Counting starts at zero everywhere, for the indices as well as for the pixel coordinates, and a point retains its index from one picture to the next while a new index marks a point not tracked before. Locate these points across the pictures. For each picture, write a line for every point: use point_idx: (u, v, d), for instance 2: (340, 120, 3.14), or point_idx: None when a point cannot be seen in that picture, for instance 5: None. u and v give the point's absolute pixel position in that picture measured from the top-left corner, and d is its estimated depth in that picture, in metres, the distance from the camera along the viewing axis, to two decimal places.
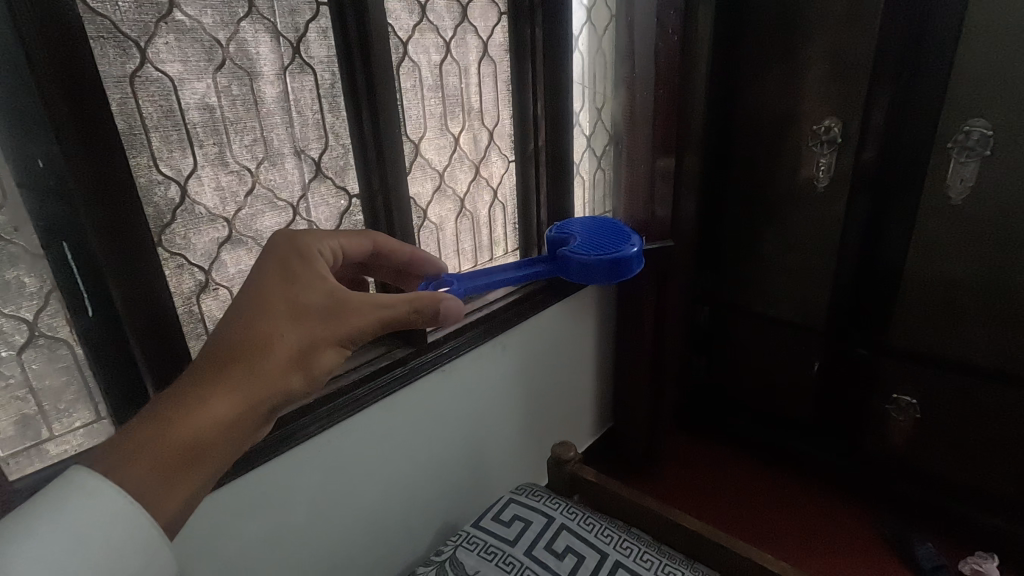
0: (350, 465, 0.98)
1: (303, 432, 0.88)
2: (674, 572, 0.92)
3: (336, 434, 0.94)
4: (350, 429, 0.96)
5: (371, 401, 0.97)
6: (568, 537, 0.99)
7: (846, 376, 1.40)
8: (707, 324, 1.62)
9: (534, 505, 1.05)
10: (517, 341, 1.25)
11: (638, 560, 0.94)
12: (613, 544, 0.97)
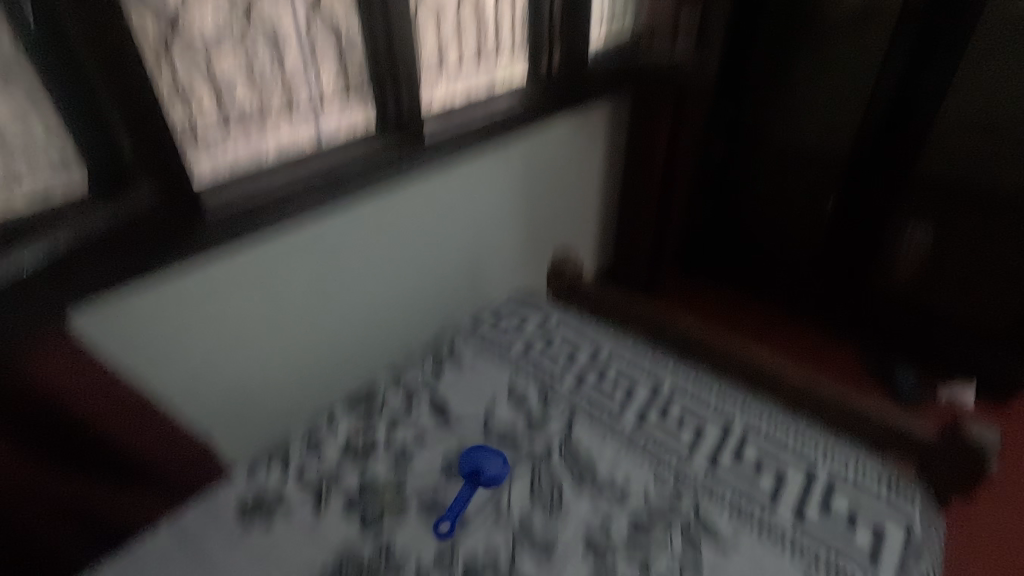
0: (344, 255, 0.95)
1: (297, 209, 0.84)
2: (667, 367, 0.95)
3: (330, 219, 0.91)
4: (345, 215, 0.92)
5: (369, 190, 0.92)
6: (566, 336, 1.00)
7: (863, 211, 1.36)
8: (723, 160, 1.53)
9: (532, 309, 1.06)
10: (523, 151, 1.19)
11: (634, 357, 0.96)
12: (609, 343, 0.99)
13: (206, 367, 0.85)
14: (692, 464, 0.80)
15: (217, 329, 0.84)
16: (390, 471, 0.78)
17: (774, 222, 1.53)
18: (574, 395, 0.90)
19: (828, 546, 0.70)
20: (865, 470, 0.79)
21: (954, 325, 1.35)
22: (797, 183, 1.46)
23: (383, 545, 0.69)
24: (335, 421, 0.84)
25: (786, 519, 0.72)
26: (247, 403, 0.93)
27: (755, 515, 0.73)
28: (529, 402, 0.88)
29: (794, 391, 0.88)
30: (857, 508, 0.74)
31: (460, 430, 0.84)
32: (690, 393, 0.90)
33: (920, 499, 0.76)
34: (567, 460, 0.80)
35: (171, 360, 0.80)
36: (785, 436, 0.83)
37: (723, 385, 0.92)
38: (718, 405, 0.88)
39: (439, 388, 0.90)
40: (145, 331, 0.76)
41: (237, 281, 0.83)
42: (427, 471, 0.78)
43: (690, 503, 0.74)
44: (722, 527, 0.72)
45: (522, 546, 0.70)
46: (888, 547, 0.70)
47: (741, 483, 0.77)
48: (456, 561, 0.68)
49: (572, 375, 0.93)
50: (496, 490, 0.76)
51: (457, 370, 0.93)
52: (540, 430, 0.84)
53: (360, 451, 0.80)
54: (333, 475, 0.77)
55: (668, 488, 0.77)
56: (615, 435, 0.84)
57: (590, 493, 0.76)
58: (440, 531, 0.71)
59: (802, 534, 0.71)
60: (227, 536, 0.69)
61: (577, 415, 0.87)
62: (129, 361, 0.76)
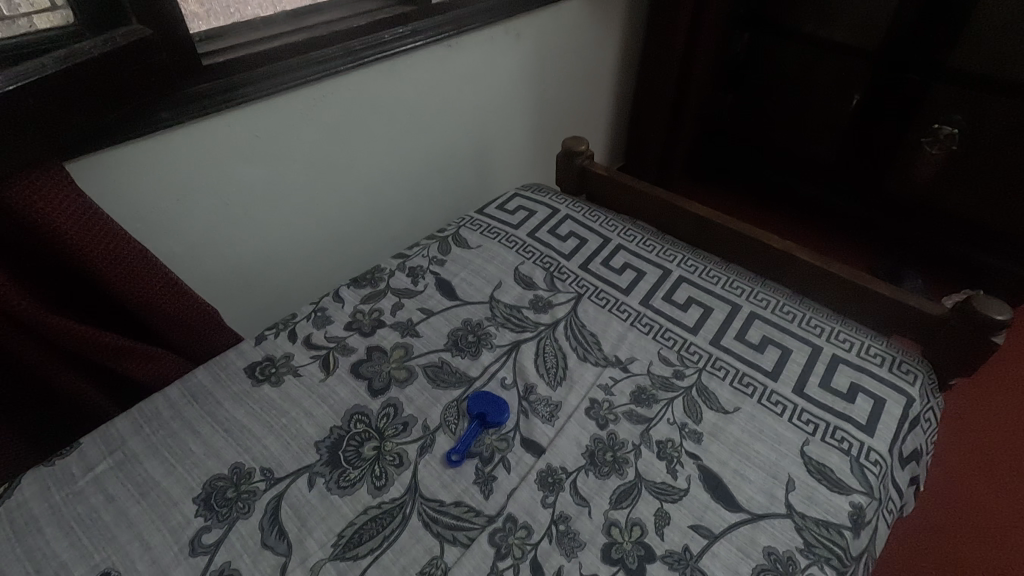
0: (345, 131, 0.94)
1: (293, 76, 0.80)
2: (675, 255, 0.92)
3: (329, 89, 0.87)
4: (344, 86, 0.89)
5: (369, 60, 0.88)
6: (572, 224, 0.97)
7: (885, 111, 1.34)
8: (744, 57, 1.52)
9: (539, 199, 1.02)
10: (530, 34, 1.15)
11: (641, 245, 0.94)
12: (616, 232, 0.96)
13: (213, 235, 0.87)
14: (695, 340, 0.78)
15: (220, 198, 0.84)
16: (396, 339, 0.78)
17: (793, 127, 1.54)
18: (579, 278, 0.88)
19: (828, 415, 0.69)
20: (870, 349, 0.77)
21: (953, 228, 1.39)
22: (818, 81, 1.43)
23: (391, 404, 0.70)
24: (340, 294, 0.85)
25: (787, 392, 0.72)
26: (252, 271, 0.97)
27: (756, 387, 0.72)
28: (534, 284, 0.86)
29: (806, 276, 0.85)
30: (860, 382, 0.73)
31: (466, 304, 0.83)
32: (696, 278, 0.88)
33: (922, 377, 0.75)
34: (572, 336, 0.79)
35: (175, 225, 0.81)
36: (792, 318, 0.81)
37: (731, 271, 0.90)
38: (725, 289, 0.86)
39: (445, 266, 0.90)
40: (149, 191, 0.76)
41: (238, 151, 0.82)
42: (433, 340, 0.78)
43: (692, 376, 0.73)
44: (723, 399, 0.71)
45: (531, 415, 0.69)
46: (887, 415, 0.69)
47: (744, 359, 0.76)
48: (462, 418, 0.69)
49: (578, 259, 0.91)
50: (505, 363, 0.75)
51: (462, 252, 0.92)
52: (545, 309, 0.82)
53: (366, 320, 0.80)
54: (340, 341, 0.77)
55: (670, 362, 0.75)
56: (618, 315, 0.82)
57: (595, 363, 0.75)
58: (453, 461, 0.64)
59: (803, 405, 0.70)
60: (237, 390, 0.71)
61: (582, 296, 0.85)
62: (134, 223, 0.77)
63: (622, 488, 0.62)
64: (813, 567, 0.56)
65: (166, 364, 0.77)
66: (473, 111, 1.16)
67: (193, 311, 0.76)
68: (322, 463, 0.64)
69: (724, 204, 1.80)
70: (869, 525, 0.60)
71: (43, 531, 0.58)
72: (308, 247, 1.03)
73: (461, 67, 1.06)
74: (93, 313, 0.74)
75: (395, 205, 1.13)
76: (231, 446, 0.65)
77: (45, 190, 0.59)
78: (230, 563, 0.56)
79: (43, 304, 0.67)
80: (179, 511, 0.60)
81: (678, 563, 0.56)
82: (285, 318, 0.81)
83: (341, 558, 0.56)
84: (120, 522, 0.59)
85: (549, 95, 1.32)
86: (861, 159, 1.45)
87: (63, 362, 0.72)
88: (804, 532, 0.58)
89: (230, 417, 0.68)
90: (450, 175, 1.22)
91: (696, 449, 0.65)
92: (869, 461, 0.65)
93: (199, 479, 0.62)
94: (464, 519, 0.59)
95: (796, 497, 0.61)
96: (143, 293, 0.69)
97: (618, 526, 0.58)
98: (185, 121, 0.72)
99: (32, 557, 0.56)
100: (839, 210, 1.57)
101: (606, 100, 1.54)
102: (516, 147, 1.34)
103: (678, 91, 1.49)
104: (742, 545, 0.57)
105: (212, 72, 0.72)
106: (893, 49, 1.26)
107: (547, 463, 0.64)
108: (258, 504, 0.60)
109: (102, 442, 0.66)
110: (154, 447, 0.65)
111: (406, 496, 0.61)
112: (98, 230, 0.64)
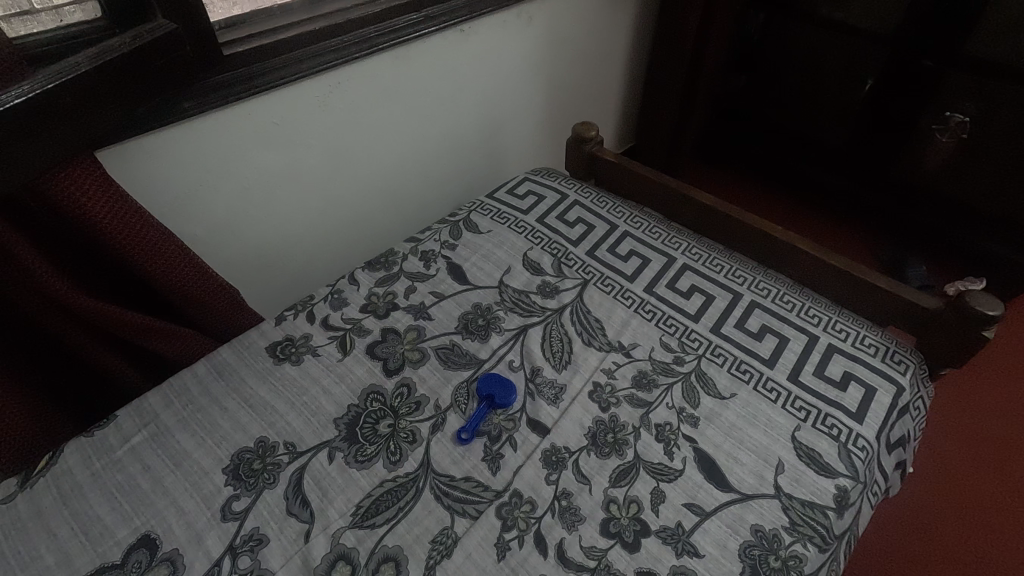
0: (360, 117, 0.96)
1: (308, 65, 0.81)
2: (680, 242, 0.94)
3: (344, 76, 0.88)
4: (358, 73, 0.90)
5: (384, 47, 0.89)
6: (581, 210, 0.99)
7: (899, 96, 1.33)
8: (758, 38, 1.51)
9: (548, 184, 1.05)
10: (543, 18, 1.15)
11: (647, 232, 0.96)
12: (623, 218, 0.98)
13: (232, 217, 0.90)
14: (696, 328, 0.81)
15: (239, 183, 0.87)
16: (410, 321, 0.82)
17: (806, 110, 1.53)
18: (585, 264, 0.90)
19: (820, 403, 0.72)
20: (865, 340, 0.80)
21: (958, 214, 1.40)
22: (832, 64, 1.42)
23: (405, 384, 0.74)
24: (355, 277, 0.88)
25: (782, 379, 0.75)
26: (270, 252, 1.00)
27: (753, 374, 0.75)
28: (542, 269, 0.89)
29: (808, 266, 0.88)
30: (852, 371, 0.76)
31: (476, 288, 0.86)
32: (699, 265, 0.90)
33: (914, 367, 0.78)
34: (578, 321, 0.82)
35: (198, 207, 0.84)
36: (792, 308, 0.84)
37: (734, 260, 0.92)
38: (727, 277, 0.89)
39: (456, 251, 0.92)
40: (171, 177, 0.78)
41: (257, 137, 0.84)
42: (444, 323, 0.82)
43: (691, 362, 0.77)
44: (721, 384, 0.74)
45: (537, 396, 0.73)
46: (877, 403, 0.72)
47: (742, 347, 0.79)
48: (472, 398, 0.73)
49: (585, 246, 0.93)
50: (512, 346, 0.78)
51: (473, 237, 0.95)
52: (552, 295, 0.85)
53: (380, 303, 0.84)
54: (356, 323, 0.81)
55: (671, 348, 0.79)
56: (623, 301, 0.85)
57: (599, 348, 0.78)
58: (462, 439, 0.68)
59: (797, 392, 0.73)
60: (260, 368, 0.76)
61: (588, 282, 0.87)
62: (159, 208, 0.80)
63: (621, 467, 0.66)
64: (797, 544, 0.60)
65: (194, 342, 0.81)
66: (484, 95, 1.17)
67: (218, 294, 0.80)
68: (341, 439, 0.68)
69: (735, 184, 1.82)
70: (852, 506, 0.64)
71: (87, 496, 0.63)
72: (323, 231, 1.06)
73: (473, 53, 1.07)
74: (127, 293, 0.79)
75: (407, 187, 1.15)
76: (256, 420, 0.70)
77: (76, 183, 0.61)
78: (258, 528, 0.61)
79: (81, 288, 0.72)
80: (210, 480, 0.64)
81: (671, 538, 0.60)
82: (303, 299, 0.84)
83: (360, 526, 0.61)
84: (156, 489, 0.64)
85: (561, 75, 1.32)
86: (873, 144, 1.45)
87: (100, 339, 0.77)
88: (790, 512, 0.62)
89: (254, 394, 0.73)
90: (462, 159, 1.23)
91: (693, 432, 0.69)
92: (857, 447, 0.68)
93: (227, 451, 0.67)
94: (472, 493, 0.64)
95: (785, 479, 0.65)
96: (172, 277, 0.73)
97: (616, 503, 0.63)
98: (207, 110, 0.75)
99: (78, 519, 0.61)
100: (848, 194, 1.58)
101: (618, 82, 1.54)
102: (526, 129, 1.35)
103: (690, 71, 1.48)
104: (731, 522, 0.61)
105: (234, 61, 0.74)
106: (909, 33, 1.25)
107: (551, 442, 0.68)
108: (283, 475, 0.65)
109: (136, 414, 0.71)
110: (185, 420, 0.70)
111: (419, 471, 0.65)
112: (128, 218, 0.67)
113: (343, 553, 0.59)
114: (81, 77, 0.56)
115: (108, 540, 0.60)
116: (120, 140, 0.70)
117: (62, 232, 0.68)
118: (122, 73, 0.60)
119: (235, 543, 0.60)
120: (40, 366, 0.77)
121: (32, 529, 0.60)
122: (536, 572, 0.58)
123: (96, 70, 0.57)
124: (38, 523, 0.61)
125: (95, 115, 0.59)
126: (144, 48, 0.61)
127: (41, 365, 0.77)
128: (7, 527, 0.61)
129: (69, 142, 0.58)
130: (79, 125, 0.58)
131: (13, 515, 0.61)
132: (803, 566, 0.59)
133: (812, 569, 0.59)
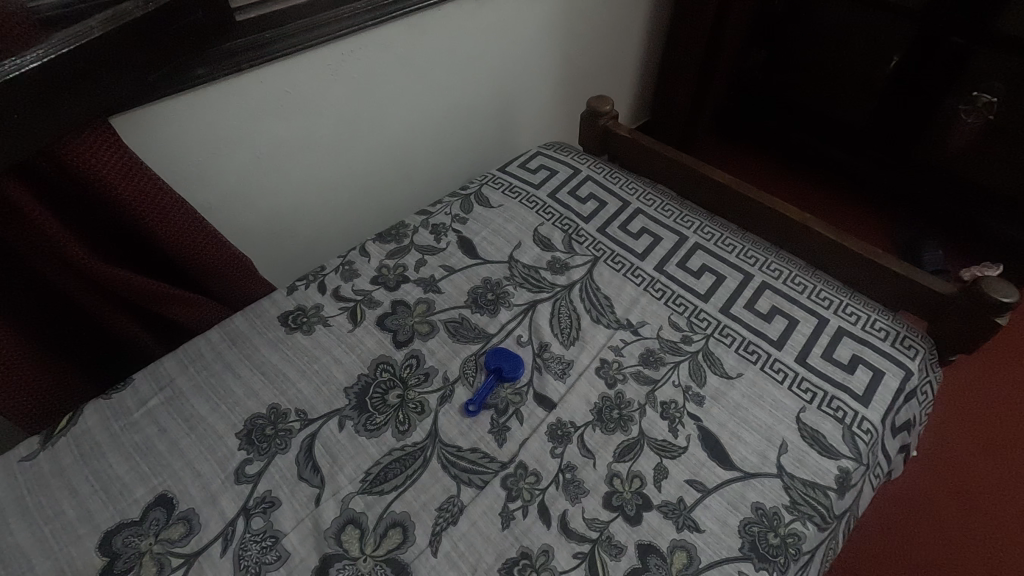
0: (372, 87, 0.94)
1: (322, 32, 0.80)
2: (692, 220, 0.94)
3: (355, 44, 0.87)
4: (370, 41, 0.88)
5: (397, 15, 0.87)
6: (593, 186, 0.98)
7: (924, 74, 1.30)
8: (781, 10, 1.47)
9: (561, 158, 1.04)
10: None
11: (659, 210, 0.95)
12: (636, 195, 0.97)
13: (243, 186, 0.90)
14: (705, 307, 0.81)
15: (251, 152, 0.87)
16: (419, 294, 0.82)
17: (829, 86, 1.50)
18: (596, 241, 0.90)
19: (827, 385, 0.72)
20: (875, 323, 0.79)
21: (977, 197, 1.38)
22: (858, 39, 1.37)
23: (414, 355, 0.75)
24: (367, 248, 0.89)
25: (790, 360, 0.75)
26: (281, 220, 1.01)
27: (761, 355, 0.76)
28: (552, 245, 0.89)
29: (821, 248, 0.87)
30: (861, 354, 0.76)
31: (485, 263, 0.87)
32: (711, 245, 0.90)
33: (923, 353, 0.77)
34: (586, 298, 0.82)
35: (210, 174, 0.84)
36: (803, 290, 0.83)
37: (746, 240, 0.92)
38: (738, 257, 0.88)
39: (467, 225, 0.92)
40: (184, 145, 0.79)
41: (268, 107, 0.84)
42: (454, 296, 0.82)
43: (699, 342, 0.77)
44: (728, 364, 0.74)
45: (544, 371, 0.74)
46: (885, 387, 0.72)
47: (751, 327, 0.79)
48: (480, 370, 0.74)
49: (596, 222, 0.93)
50: (521, 322, 0.79)
51: (484, 211, 0.94)
52: (561, 272, 0.85)
53: (391, 276, 0.84)
54: (366, 294, 0.82)
55: (679, 327, 0.79)
56: (632, 279, 0.85)
57: (607, 326, 0.79)
58: (470, 411, 0.69)
59: (804, 373, 0.74)
60: (273, 337, 0.77)
61: (598, 260, 0.87)
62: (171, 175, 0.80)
63: (625, 443, 0.67)
64: (796, 523, 0.61)
65: (208, 310, 0.83)
66: (499, 65, 1.14)
67: (232, 266, 0.81)
68: (351, 408, 0.70)
69: (752, 161, 1.79)
70: (853, 487, 0.65)
71: (107, 457, 0.65)
72: (334, 202, 1.06)
73: (488, 22, 1.05)
74: (141, 257, 0.80)
75: (418, 157, 1.14)
76: (268, 388, 0.71)
77: (93, 151, 0.62)
78: (270, 492, 0.63)
79: (97, 254, 0.73)
80: (224, 444, 0.66)
81: (672, 513, 0.61)
82: (315, 270, 0.85)
83: (368, 492, 0.63)
84: (173, 450, 0.66)
85: (578, 45, 1.29)
86: (896, 123, 1.42)
87: (116, 303, 0.79)
88: (790, 491, 0.63)
89: (266, 361, 0.74)
90: (473, 131, 1.22)
91: (698, 411, 0.70)
92: (861, 429, 0.69)
93: (240, 416, 0.69)
94: (478, 464, 0.65)
95: (787, 459, 0.66)
96: (187, 247, 0.74)
97: (619, 478, 0.64)
98: (220, 77, 0.75)
99: (98, 477, 0.63)
100: (867, 175, 1.55)
101: (635, 55, 1.51)
102: (540, 101, 1.33)
103: (710, 42, 1.44)
104: (732, 499, 0.62)
105: (247, 27, 0.73)
106: (937, 8, 1.21)
107: (557, 417, 0.69)
108: (294, 441, 0.67)
109: (152, 379, 0.73)
110: (199, 386, 0.72)
111: (426, 441, 0.67)
112: (144, 185, 0.67)
113: (353, 518, 0.61)
114: (93, 42, 0.56)
115: (126, 498, 0.62)
116: (135, 106, 0.70)
117: (77, 197, 0.69)
118: (135, 38, 0.59)
119: (248, 504, 0.62)
120: (56, 328, 0.79)
121: (55, 485, 0.63)
122: (538, 542, 0.59)
123: (107, 33, 0.57)
124: (60, 480, 0.63)
125: (108, 81, 0.59)
126: (155, 13, 0.60)
127: (59, 326, 0.79)
128: (31, 483, 0.63)
129: (81, 109, 0.58)
130: (91, 93, 0.58)
131: (37, 472, 0.64)
132: (801, 543, 0.60)
133: (810, 547, 0.61)
